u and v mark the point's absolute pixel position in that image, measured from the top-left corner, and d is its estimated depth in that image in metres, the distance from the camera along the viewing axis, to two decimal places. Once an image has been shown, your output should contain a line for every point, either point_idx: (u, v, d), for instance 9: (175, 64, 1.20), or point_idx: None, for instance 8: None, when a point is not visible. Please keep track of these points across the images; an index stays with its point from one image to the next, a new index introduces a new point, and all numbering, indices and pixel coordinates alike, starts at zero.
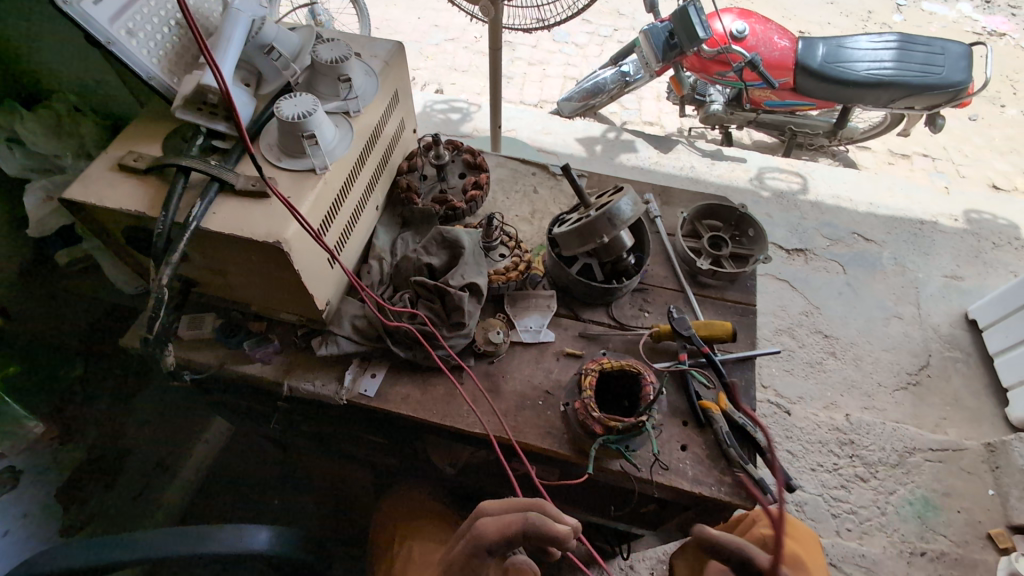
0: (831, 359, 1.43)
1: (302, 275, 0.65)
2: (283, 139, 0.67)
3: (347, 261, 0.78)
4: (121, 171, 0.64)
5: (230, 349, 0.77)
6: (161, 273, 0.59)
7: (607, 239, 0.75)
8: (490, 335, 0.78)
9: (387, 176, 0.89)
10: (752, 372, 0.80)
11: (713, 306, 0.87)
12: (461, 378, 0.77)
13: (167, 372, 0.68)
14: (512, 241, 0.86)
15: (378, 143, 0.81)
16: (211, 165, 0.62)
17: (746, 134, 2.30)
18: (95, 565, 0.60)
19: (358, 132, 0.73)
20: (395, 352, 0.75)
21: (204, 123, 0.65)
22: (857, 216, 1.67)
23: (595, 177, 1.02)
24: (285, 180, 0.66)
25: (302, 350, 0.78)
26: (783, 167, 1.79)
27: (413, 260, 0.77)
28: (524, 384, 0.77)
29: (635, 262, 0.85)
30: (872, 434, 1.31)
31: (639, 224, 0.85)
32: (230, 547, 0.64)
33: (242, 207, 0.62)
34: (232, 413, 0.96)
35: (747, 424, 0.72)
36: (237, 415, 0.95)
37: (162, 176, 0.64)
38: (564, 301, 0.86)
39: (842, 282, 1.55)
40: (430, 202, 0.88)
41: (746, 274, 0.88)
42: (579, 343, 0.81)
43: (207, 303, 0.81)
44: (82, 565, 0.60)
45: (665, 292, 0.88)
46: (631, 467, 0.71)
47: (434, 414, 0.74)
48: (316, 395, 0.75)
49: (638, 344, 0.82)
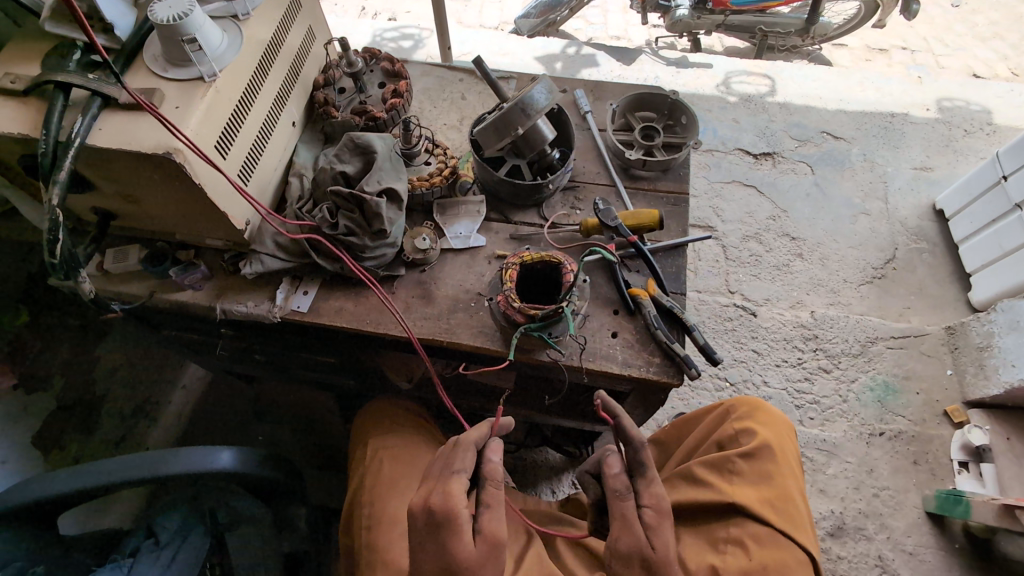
0: (798, 261, 1.44)
1: (205, 189, 0.66)
2: (166, 46, 0.66)
3: (263, 178, 0.79)
4: (1, 95, 0.63)
5: (160, 278, 0.79)
6: (53, 194, 0.60)
7: (523, 131, 0.77)
8: (418, 242, 0.80)
9: (303, 91, 0.89)
10: (682, 259, 0.84)
11: (644, 197, 0.89)
12: (392, 287, 0.80)
13: (93, 301, 0.70)
14: (436, 148, 0.88)
15: (281, 53, 0.80)
16: (90, 80, 0.61)
17: (717, 39, 2.20)
18: (69, 491, 0.63)
19: (248, 37, 0.72)
20: (322, 265, 0.77)
21: (77, 35, 0.63)
22: (827, 115, 1.66)
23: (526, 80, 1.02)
24: (172, 90, 0.66)
25: (232, 273, 0.80)
26: (750, 70, 1.77)
27: (328, 170, 0.77)
28: (457, 288, 0.80)
29: (560, 157, 0.88)
30: (835, 328, 1.34)
31: (561, 118, 0.89)
32: (195, 466, 0.66)
33: (127, 122, 0.62)
34: (196, 350, 0.99)
35: (673, 306, 0.77)
36: (200, 351, 0.98)
37: (43, 97, 0.63)
38: (494, 205, 0.88)
39: (810, 183, 1.54)
40: (349, 114, 0.88)
41: (677, 162, 0.90)
42: (510, 245, 0.84)
43: (133, 236, 0.82)
44: (55, 493, 0.62)
45: (597, 188, 0.90)
46: (558, 354, 0.76)
47: (367, 323, 0.77)
48: (251, 315, 0.78)
49: (569, 240, 0.85)
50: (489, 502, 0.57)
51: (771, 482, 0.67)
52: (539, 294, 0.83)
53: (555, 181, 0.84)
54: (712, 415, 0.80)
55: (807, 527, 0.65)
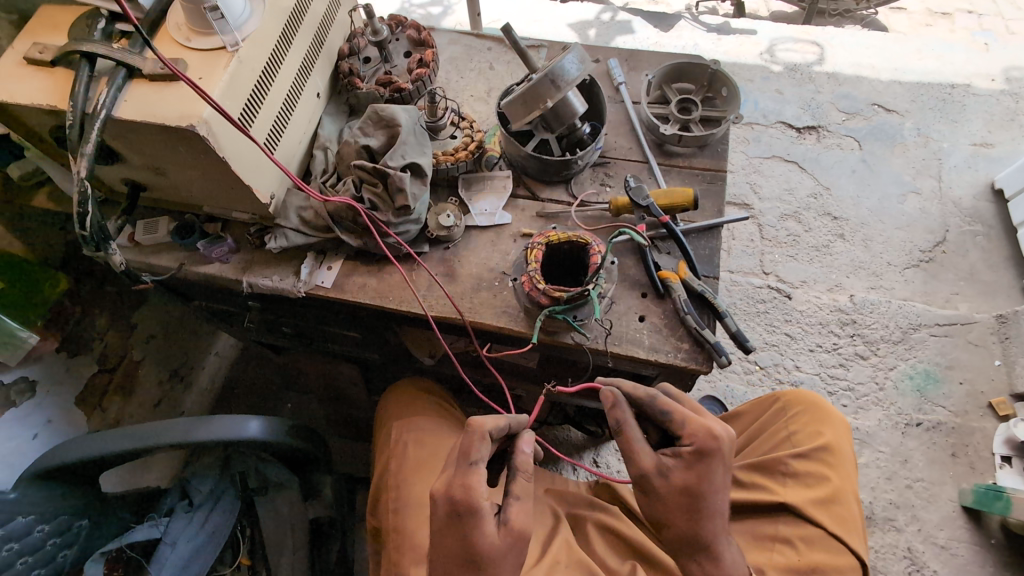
0: (840, 241, 1.37)
1: (229, 161, 0.67)
2: (188, 16, 0.66)
3: (288, 151, 0.79)
4: (32, 65, 0.64)
5: (188, 251, 0.81)
6: (80, 165, 0.60)
7: (551, 104, 0.75)
8: (441, 219, 0.80)
9: (329, 61, 0.89)
10: (716, 242, 0.81)
11: (679, 174, 0.87)
12: (415, 265, 0.80)
13: (125, 272, 0.73)
14: (462, 120, 0.88)
15: (307, 23, 0.79)
16: (116, 50, 0.62)
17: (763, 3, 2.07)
18: (97, 455, 0.65)
19: (271, 6, 0.70)
20: (345, 240, 0.78)
21: (101, 4, 0.63)
22: (879, 86, 1.56)
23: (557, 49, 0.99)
24: (193, 59, 0.65)
25: (258, 247, 0.81)
26: (797, 37, 1.68)
27: (352, 143, 0.77)
28: (481, 267, 0.80)
29: (590, 131, 0.86)
30: (876, 313, 1.28)
31: (593, 89, 0.87)
32: (219, 435, 0.67)
33: (152, 93, 0.63)
34: (226, 320, 1.02)
35: (705, 291, 0.75)
36: (231, 321, 1.01)
37: (70, 68, 0.63)
38: (520, 181, 0.87)
39: (857, 159, 1.46)
40: (374, 86, 0.88)
41: (716, 138, 0.87)
42: (536, 224, 0.83)
43: (162, 208, 0.85)
44: (85, 456, 0.65)
45: (630, 164, 0.89)
46: (582, 338, 0.74)
47: (390, 300, 0.78)
48: (276, 289, 0.79)
49: (597, 219, 0.83)
50: (519, 494, 0.58)
51: (826, 482, 0.70)
52: (565, 275, 0.82)
53: (584, 158, 0.83)
54: (764, 408, 0.82)
55: (858, 530, 0.68)
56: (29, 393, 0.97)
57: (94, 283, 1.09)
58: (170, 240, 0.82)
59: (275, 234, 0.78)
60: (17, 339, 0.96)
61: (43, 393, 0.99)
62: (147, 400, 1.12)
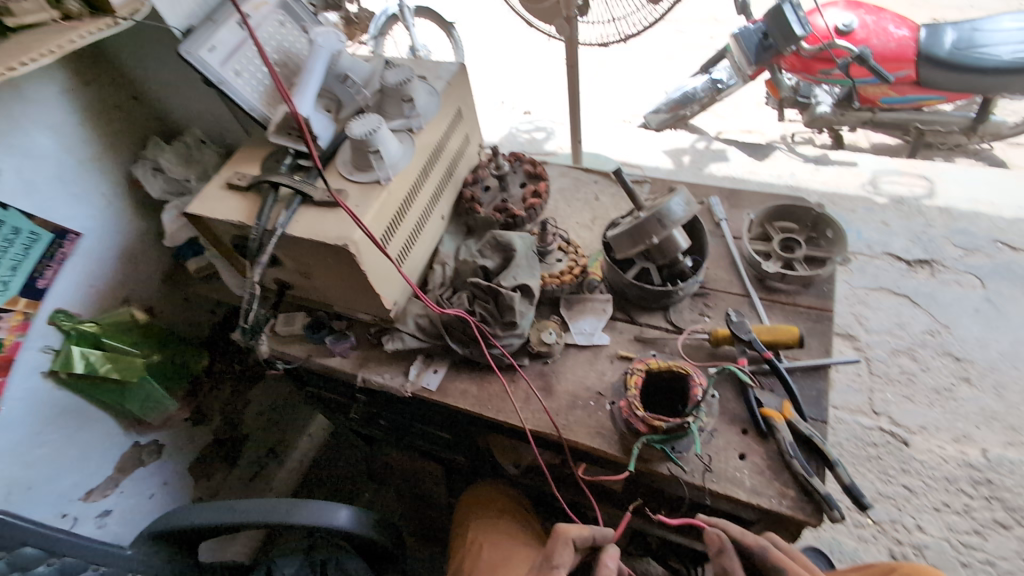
0: (965, 385, 1.28)
1: (369, 274, 0.76)
2: (355, 156, 0.76)
3: (412, 265, 0.87)
4: (230, 189, 0.78)
5: (315, 343, 0.88)
6: (254, 271, 0.74)
7: (658, 239, 0.78)
8: (543, 335, 0.83)
9: (454, 188, 0.98)
10: (823, 383, 0.78)
11: (781, 310, 0.85)
12: (515, 377, 0.82)
13: (264, 357, 0.85)
14: (569, 244, 0.92)
15: (440, 160, 0.89)
16: (296, 181, 0.74)
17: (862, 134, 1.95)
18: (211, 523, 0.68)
19: (419, 147, 0.81)
20: (454, 348, 0.82)
21: (291, 145, 0.77)
22: (1002, 222, 1.49)
23: (658, 182, 1.03)
24: (353, 190, 0.76)
25: (374, 345, 0.87)
26: (903, 170, 1.66)
27: (470, 262, 0.84)
28: (577, 384, 0.81)
29: (692, 265, 0.87)
30: (1016, 473, 1.16)
31: (696, 225, 0.89)
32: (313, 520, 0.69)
33: (317, 215, 0.73)
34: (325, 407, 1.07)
35: (814, 435, 0.70)
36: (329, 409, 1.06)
37: (259, 192, 0.77)
38: (620, 305, 0.89)
39: (980, 297, 1.39)
40: (492, 211, 0.95)
41: (822, 278, 0.85)
42: (635, 347, 0.84)
43: (299, 304, 0.93)
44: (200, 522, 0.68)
45: (730, 297, 0.88)
46: (679, 470, 0.71)
47: (489, 409, 0.79)
48: (384, 386, 0.83)
49: (695, 349, 0.82)
50: None
51: None
52: (660, 402, 0.81)
53: (688, 288, 0.83)
54: None
55: None
56: (155, 455, 1.00)
57: (226, 359, 1.07)
58: (303, 333, 0.89)
59: (393, 339, 0.85)
60: (164, 404, 0.93)
61: (165, 455, 1.02)
62: (246, 472, 1.16)
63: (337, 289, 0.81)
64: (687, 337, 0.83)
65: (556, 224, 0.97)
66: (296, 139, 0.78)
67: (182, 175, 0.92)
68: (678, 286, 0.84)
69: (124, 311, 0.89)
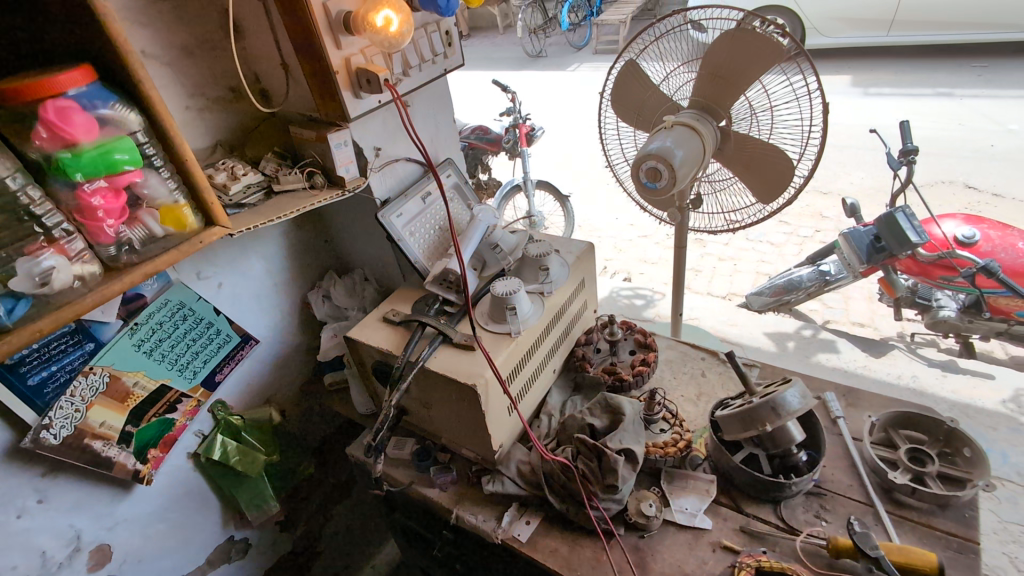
0: None
1: (488, 415, 0.82)
2: (493, 309, 0.88)
3: (523, 412, 0.93)
4: (383, 322, 0.92)
5: (419, 473, 0.94)
6: (392, 397, 0.80)
7: (770, 427, 0.77)
8: (643, 506, 0.82)
9: (567, 346, 1.07)
10: None
11: (914, 531, 0.78)
12: (611, 545, 0.81)
13: (374, 478, 0.87)
14: (673, 417, 0.94)
15: (562, 320, 0.99)
16: (442, 325, 0.86)
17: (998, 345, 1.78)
18: None
19: (547, 308, 0.92)
20: (552, 503, 0.84)
21: (443, 294, 0.91)
22: None
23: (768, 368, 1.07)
24: (488, 338, 0.86)
25: (472, 484, 0.91)
26: None
27: (578, 418, 0.88)
28: (674, 567, 0.77)
29: (806, 460, 0.84)
30: None
31: (813, 421, 0.87)
32: None
33: (455, 356, 0.82)
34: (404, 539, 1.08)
35: None
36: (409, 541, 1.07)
37: (407, 328, 0.89)
38: (726, 490, 0.86)
39: None
40: (600, 371, 1.02)
41: (961, 501, 0.78)
42: (740, 538, 0.80)
43: (410, 429, 1.01)
44: None
45: (850, 503, 0.83)
46: None
47: (579, 575, 0.78)
48: (476, 530, 0.85)
49: (812, 555, 0.76)
50: None
51: None
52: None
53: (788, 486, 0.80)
54: None
55: None
56: (241, 553, 1.03)
57: (329, 471, 1.16)
58: (409, 459, 0.96)
59: (496, 478, 0.89)
60: (265, 505, 0.98)
61: (247, 556, 1.05)
62: None
63: (454, 424, 0.87)
64: (805, 536, 0.77)
65: (663, 393, 0.99)
66: (448, 289, 0.92)
67: (346, 305, 1.09)
68: (791, 480, 0.81)
69: (264, 412, 1.01)
